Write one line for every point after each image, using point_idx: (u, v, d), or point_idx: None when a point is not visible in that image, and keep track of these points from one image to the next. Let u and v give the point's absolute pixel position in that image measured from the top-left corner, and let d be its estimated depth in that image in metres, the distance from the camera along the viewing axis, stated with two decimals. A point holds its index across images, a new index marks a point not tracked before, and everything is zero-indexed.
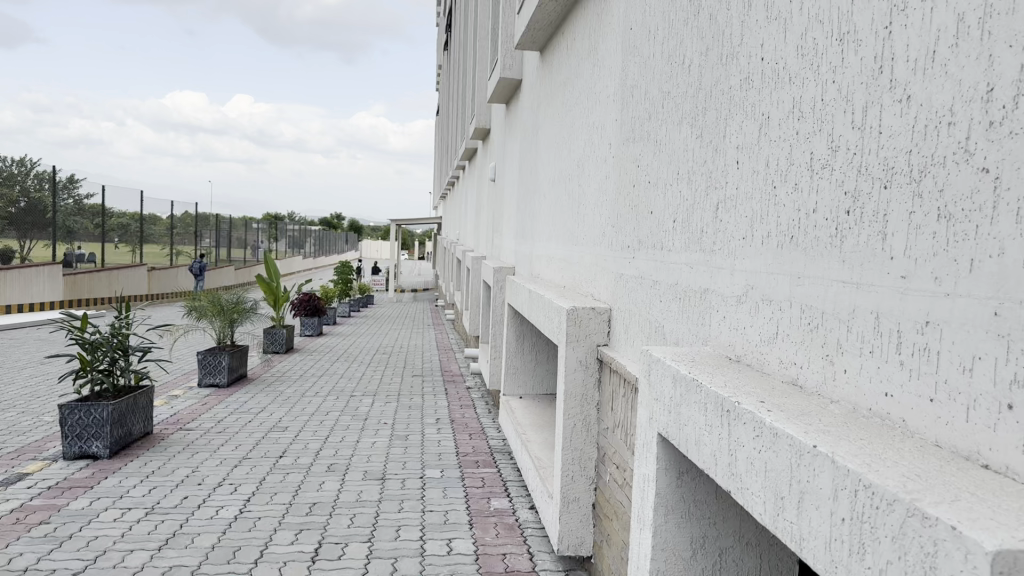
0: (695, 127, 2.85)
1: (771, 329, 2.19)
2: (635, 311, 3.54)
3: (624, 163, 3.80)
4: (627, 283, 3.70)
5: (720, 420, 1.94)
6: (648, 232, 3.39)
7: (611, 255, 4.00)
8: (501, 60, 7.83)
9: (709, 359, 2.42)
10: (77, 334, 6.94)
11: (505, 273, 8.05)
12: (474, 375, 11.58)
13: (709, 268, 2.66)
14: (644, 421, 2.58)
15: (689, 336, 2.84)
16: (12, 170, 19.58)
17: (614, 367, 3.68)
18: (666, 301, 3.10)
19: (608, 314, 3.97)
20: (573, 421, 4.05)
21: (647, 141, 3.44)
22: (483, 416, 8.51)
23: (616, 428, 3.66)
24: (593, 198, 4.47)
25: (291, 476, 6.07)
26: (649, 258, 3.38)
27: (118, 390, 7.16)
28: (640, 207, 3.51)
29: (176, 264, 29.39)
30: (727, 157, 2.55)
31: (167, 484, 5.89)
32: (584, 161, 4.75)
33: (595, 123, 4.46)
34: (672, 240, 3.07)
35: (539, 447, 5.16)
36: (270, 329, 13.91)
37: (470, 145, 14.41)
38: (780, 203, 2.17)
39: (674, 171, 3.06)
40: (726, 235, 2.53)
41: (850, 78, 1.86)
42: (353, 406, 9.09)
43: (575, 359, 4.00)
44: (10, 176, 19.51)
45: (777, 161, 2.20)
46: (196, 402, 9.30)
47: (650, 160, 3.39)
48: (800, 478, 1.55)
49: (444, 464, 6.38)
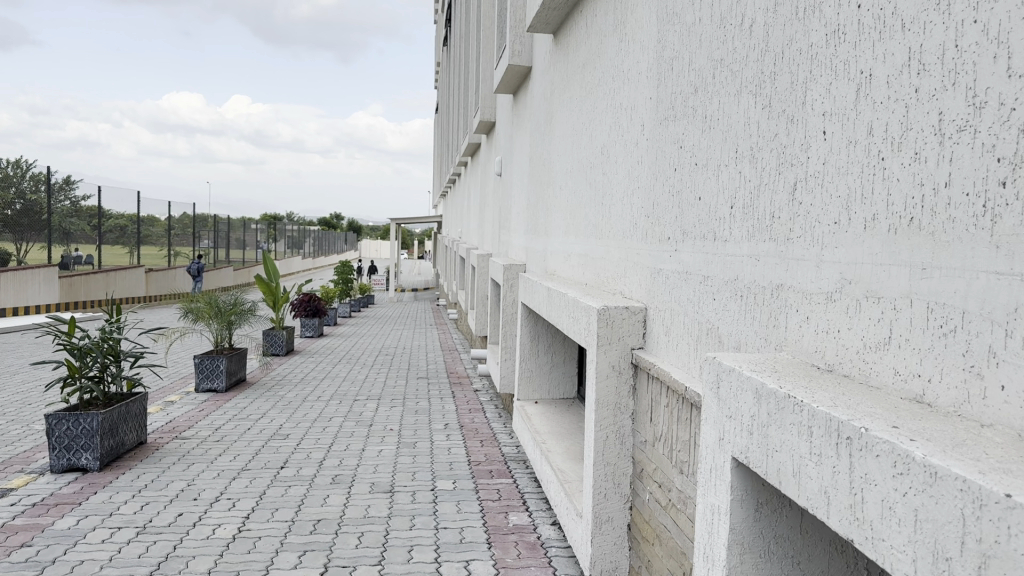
0: (760, 96, 2.46)
1: (882, 332, 1.80)
2: (679, 310, 3.14)
3: (663, 144, 3.40)
4: (667, 279, 3.30)
5: (834, 448, 1.56)
6: (695, 221, 2.99)
7: (646, 248, 3.61)
8: (510, 45, 7.42)
9: (793, 367, 2.04)
10: (65, 339, 6.52)
11: (517, 270, 7.65)
12: (482, 377, 11.16)
13: (784, 261, 2.26)
14: (711, 441, 2.18)
15: (754, 340, 2.44)
16: (7, 171, 19.13)
17: (654, 373, 3.29)
18: (722, 298, 2.70)
19: (644, 313, 3.57)
20: (605, 434, 3.63)
21: (693, 117, 3.04)
22: (493, 421, 8.10)
23: (657, 441, 3.26)
24: (622, 188, 4.06)
25: (294, 490, 5.67)
26: (696, 250, 2.98)
27: (109, 398, 6.75)
28: (684, 194, 3.11)
29: (174, 266, 28.98)
30: (809, 128, 2.16)
31: (160, 499, 5.49)
32: (610, 147, 4.33)
33: (623, 104, 4.05)
34: (728, 229, 2.67)
35: (561, 458, 4.76)
36: (269, 331, 13.51)
37: (474, 139, 14.00)
38: (892, 177, 1.78)
39: (731, 148, 2.66)
40: (809, 219, 2.14)
41: (1001, 14, 1.46)
42: (356, 411, 8.69)
43: (608, 363, 3.61)
44: (6, 177, 19.08)
45: (887, 126, 1.81)
46: (192, 408, 8.90)
47: (698, 139, 2.99)
48: (983, 538, 1.16)
49: (456, 475, 5.98)
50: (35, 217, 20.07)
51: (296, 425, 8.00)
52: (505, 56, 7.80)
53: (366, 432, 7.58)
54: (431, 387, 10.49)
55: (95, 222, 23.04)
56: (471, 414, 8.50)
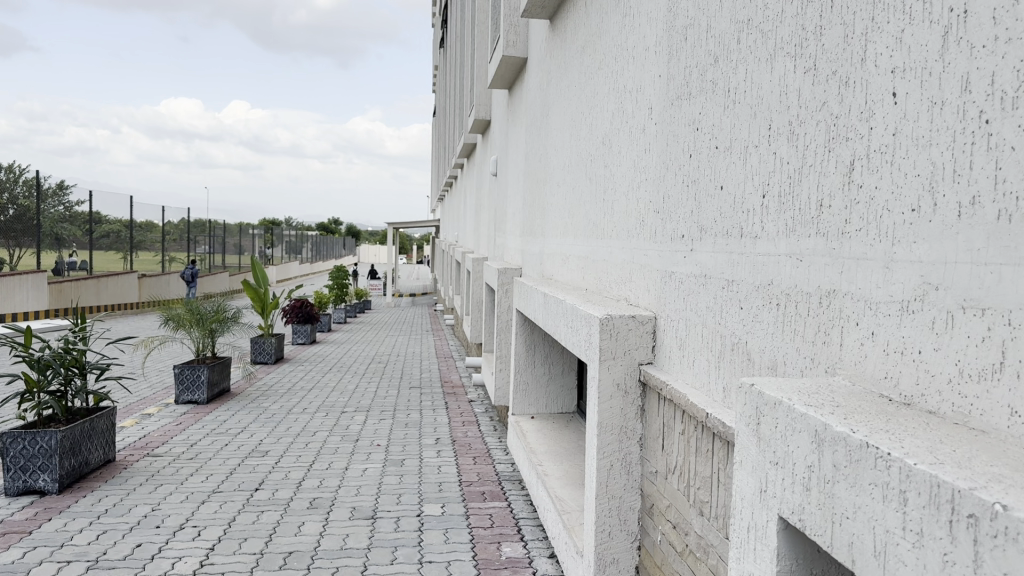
0: (800, 57, 2.00)
1: (989, 357, 1.33)
2: (696, 321, 2.66)
3: (674, 128, 2.93)
4: (680, 284, 2.83)
5: (947, 529, 1.09)
6: (715, 216, 2.53)
7: (655, 249, 3.13)
8: (504, 36, 6.97)
9: (857, 400, 1.57)
10: (22, 351, 6.02)
11: (511, 273, 7.18)
12: (477, 388, 10.67)
13: (839, 262, 1.79)
14: (750, 493, 1.70)
15: (796, 360, 1.96)
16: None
17: (665, 394, 2.81)
18: (752, 306, 2.23)
19: (652, 324, 3.10)
20: (608, 462, 3.14)
21: (713, 92, 2.57)
22: (488, 435, 7.62)
23: (671, 474, 2.78)
24: (627, 181, 3.59)
25: (266, 517, 5.18)
26: (716, 248, 2.51)
27: (71, 414, 6.26)
28: (701, 182, 2.64)
29: (168, 271, 28.51)
30: (872, 89, 1.69)
31: (118, 528, 4.99)
32: (612, 136, 3.87)
33: (628, 86, 3.59)
34: (760, 224, 2.20)
35: (559, 483, 4.27)
36: (256, 339, 13.07)
37: (469, 140, 13.55)
38: (1004, 144, 1.31)
39: (762, 125, 2.20)
40: (873, 207, 1.67)
41: None
42: (342, 425, 8.19)
43: (611, 382, 3.12)
44: None
45: (992, 76, 1.34)
46: (169, 422, 8.40)
47: (718, 117, 2.52)
48: None
49: (445, 497, 5.50)
50: (26, 221, 19.64)
51: (276, 440, 7.51)
52: (498, 48, 7.35)
53: (351, 449, 7.09)
54: (423, 398, 10.02)
55: (87, 227, 22.53)
56: (464, 428, 8.01)
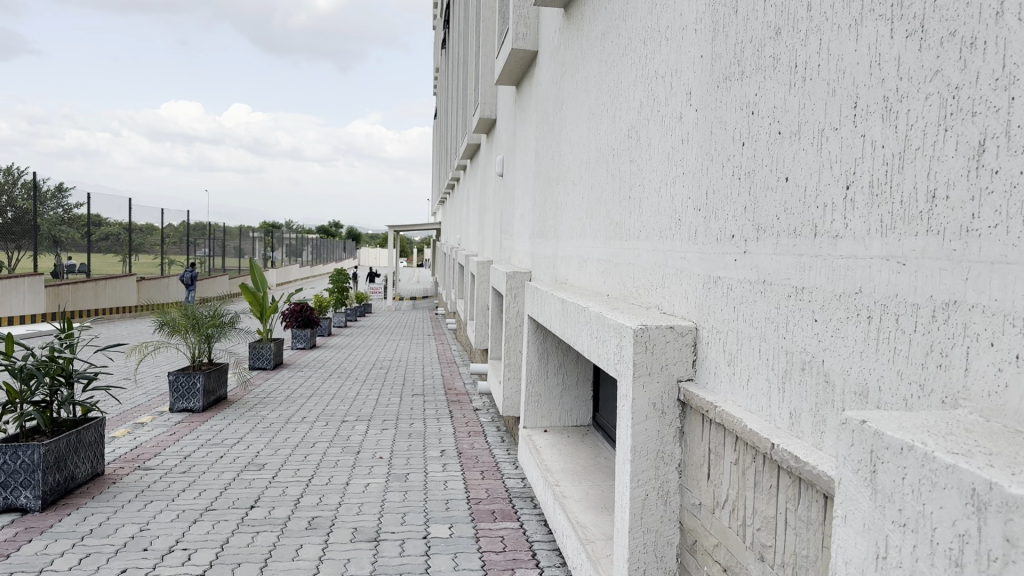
0: (900, 18, 1.66)
1: None
2: (751, 333, 2.32)
3: (721, 114, 2.58)
4: (728, 291, 2.49)
5: None
6: (777, 212, 2.18)
7: (695, 251, 2.78)
8: (513, 27, 6.62)
9: (1009, 444, 1.22)
10: (5, 359, 5.64)
11: (521, 277, 6.83)
12: (482, 396, 10.31)
13: (965, 267, 1.46)
14: (863, 557, 1.36)
15: (901, 387, 1.62)
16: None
17: (713, 417, 2.47)
18: (833, 320, 1.89)
19: (693, 335, 2.74)
20: (644, 491, 2.78)
21: (774, 69, 2.22)
22: (496, 447, 7.27)
23: (721, 509, 2.43)
24: (658, 177, 3.25)
25: (262, 539, 4.81)
26: (780, 251, 2.16)
27: (57, 425, 5.89)
28: (758, 174, 2.29)
29: (167, 275, 28.16)
30: (1012, 50, 1.35)
31: (103, 551, 4.62)
32: (640, 128, 3.53)
33: (659, 71, 3.25)
34: (845, 221, 1.86)
35: (580, 506, 3.92)
36: (255, 344, 12.71)
37: (474, 140, 13.20)
38: None
39: (846, 103, 1.86)
40: (1017, 198, 1.33)
41: None
42: (342, 435, 7.84)
43: (647, 402, 2.76)
44: None
45: None
46: (162, 432, 8.04)
47: (781, 99, 2.18)
48: None
49: (454, 517, 5.14)
50: (23, 223, 19.24)
51: (273, 452, 7.17)
52: (507, 41, 7.02)
53: (351, 462, 6.74)
54: (427, 406, 9.66)
55: (86, 229, 22.16)
56: (470, 439, 7.66)
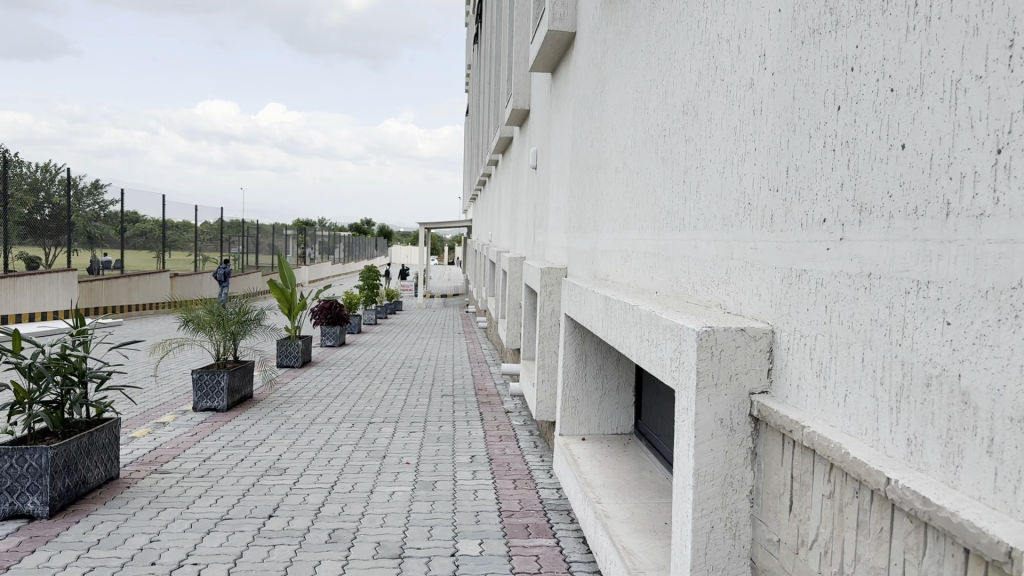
0: None
1: None
2: (850, 338, 1.89)
3: (807, 75, 2.15)
4: (816, 289, 2.06)
5: None
6: (889, 187, 1.76)
7: (772, 240, 2.36)
8: (550, 7, 6.20)
9: None
10: (14, 358, 5.35)
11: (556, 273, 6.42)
12: (513, 397, 9.93)
13: None
14: None
15: None
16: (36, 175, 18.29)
17: (798, 439, 2.04)
18: (976, 324, 1.47)
19: (768, 339, 2.33)
20: (710, 522, 2.36)
21: (884, 13, 1.79)
22: (529, 453, 6.87)
23: (808, 551, 2.00)
24: (720, 157, 2.84)
25: (278, 553, 4.46)
26: (893, 237, 1.74)
27: (69, 426, 5.60)
28: (861, 142, 1.87)
29: (201, 271, 28.16)
30: None
31: (108, 565, 4.29)
32: (698, 102, 3.10)
33: (724, 36, 2.82)
34: (998, 193, 1.42)
35: (625, 527, 3.52)
36: (282, 342, 12.45)
37: (506, 133, 12.79)
38: None
39: (1001, 44, 1.42)
40: None
41: None
42: (368, 438, 7.50)
43: (713, 417, 2.34)
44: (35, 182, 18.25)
45: None
46: (183, 432, 7.75)
47: (896, 49, 1.74)
48: None
49: (484, 532, 4.76)
50: (60, 220, 19.23)
51: (296, 456, 6.84)
52: (542, 23, 6.59)
53: (376, 468, 6.39)
54: (456, 408, 9.29)
55: (120, 226, 22.13)
56: (502, 444, 7.28)
